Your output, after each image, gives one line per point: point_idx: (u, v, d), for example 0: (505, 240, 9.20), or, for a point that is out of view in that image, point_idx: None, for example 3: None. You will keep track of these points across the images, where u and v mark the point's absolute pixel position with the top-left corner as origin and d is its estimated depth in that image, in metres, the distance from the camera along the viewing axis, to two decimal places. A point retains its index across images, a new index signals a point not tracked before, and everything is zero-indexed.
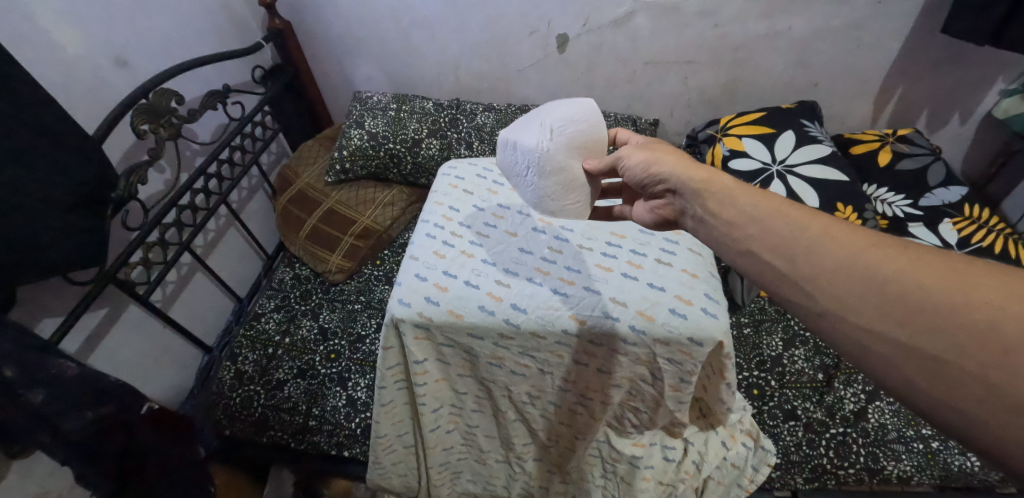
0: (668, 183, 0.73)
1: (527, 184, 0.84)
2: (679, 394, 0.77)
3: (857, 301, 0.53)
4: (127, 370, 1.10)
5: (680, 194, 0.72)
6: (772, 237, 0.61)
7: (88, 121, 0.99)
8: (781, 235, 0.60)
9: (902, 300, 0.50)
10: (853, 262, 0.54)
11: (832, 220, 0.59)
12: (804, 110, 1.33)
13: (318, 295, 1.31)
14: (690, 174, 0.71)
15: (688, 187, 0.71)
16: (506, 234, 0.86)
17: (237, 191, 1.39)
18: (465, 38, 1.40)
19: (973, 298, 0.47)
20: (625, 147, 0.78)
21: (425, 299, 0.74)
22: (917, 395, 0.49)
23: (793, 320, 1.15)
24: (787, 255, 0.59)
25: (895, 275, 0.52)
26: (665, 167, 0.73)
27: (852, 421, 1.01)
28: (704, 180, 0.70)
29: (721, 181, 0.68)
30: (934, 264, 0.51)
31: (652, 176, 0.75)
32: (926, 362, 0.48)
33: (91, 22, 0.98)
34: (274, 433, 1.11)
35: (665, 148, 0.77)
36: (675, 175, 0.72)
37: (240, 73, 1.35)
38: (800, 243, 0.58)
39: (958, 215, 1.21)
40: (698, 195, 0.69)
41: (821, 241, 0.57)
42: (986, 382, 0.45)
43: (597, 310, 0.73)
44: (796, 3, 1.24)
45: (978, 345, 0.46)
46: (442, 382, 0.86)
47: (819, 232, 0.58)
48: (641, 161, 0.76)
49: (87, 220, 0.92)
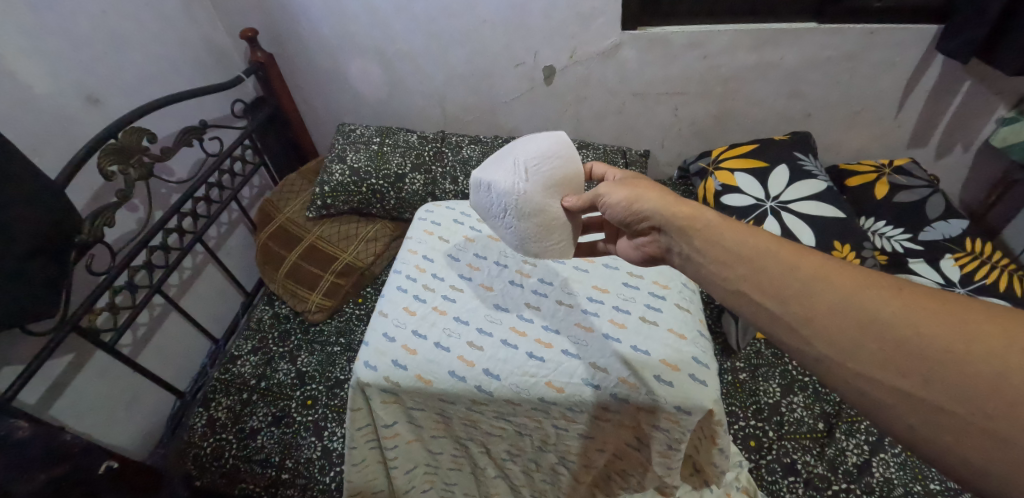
0: (652, 221, 0.66)
1: (505, 225, 0.79)
2: (668, 460, 0.70)
3: (858, 362, 0.47)
4: (92, 420, 1.03)
5: (665, 232, 0.65)
6: (765, 278, 0.54)
7: (54, 162, 0.95)
8: (773, 276, 0.54)
9: (901, 349, 0.45)
10: (849, 305, 0.48)
11: (824, 259, 0.53)
12: (797, 142, 1.29)
13: (297, 336, 1.25)
14: (674, 210, 0.64)
15: (673, 224, 0.64)
16: (480, 288, 0.82)
17: (215, 226, 1.36)
18: (450, 70, 1.37)
19: (975, 350, 0.42)
20: (602, 184, 0.72)
21: (392, 362, 0.71)
22: (923, 442, 0.44)
23: (790, 364, 1.10)
24: (782, 297, 0.52)
25: (894, 321, 0.46)
26: (646, 204, 0.67)
27: (855, 476, 0.94)
28: (687, 216, 0.63)
29: (707, 218, 0.62)
30: (932, 307, 0.45)
31: (633, 214, 0.68)
32: (932, 412, 0.43)
33: (59, 60, 0.95)
34: (245, 486, 1.03)
35: (643, 182, 0.70)
36: (657, 211, 0.66)
37: (219, 107, 1.33)
38: (791, 286, 0.52)
39: (960, 250, 1.15)
40: (683, 233, 0.63)
41: (814, 283, 0.51)
42: (997, 438, 0.40)
43: (576, 377, 0.69)
44: (787, 34, 1.21)
45: (986, 402, 0.41)
46: (415, 443, 0.81)
47: (809, 273, 0.52)
48: (622, 199, 0.69)
49: (50, 268, 0.86)
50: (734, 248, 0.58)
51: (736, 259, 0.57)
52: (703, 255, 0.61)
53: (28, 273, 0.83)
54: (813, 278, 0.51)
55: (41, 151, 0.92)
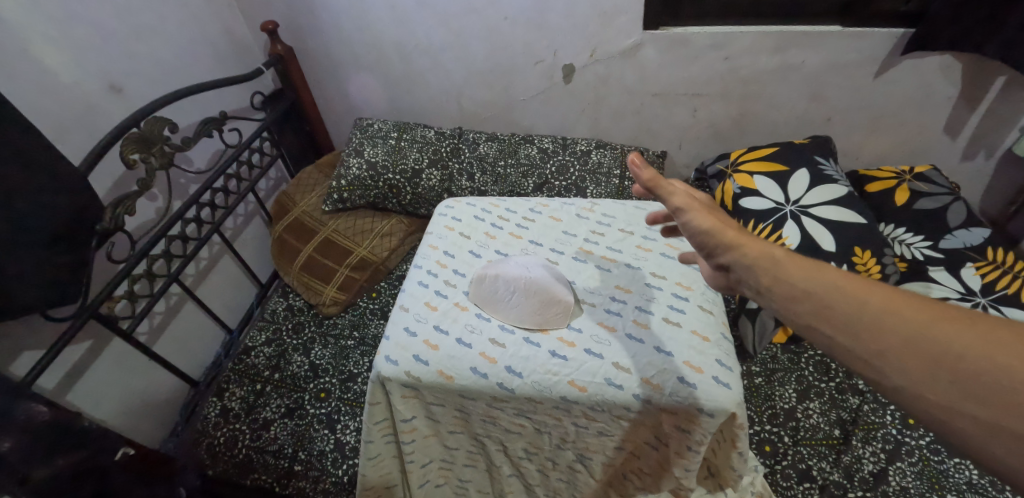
0: (727, 253, 0.57)
1: (518, 264, 0.80)
2: (687, 462, 0.71)
3: (940, 395, 0.41)
4: (107, 407, 1.04)
5: (736, 268, 0.56)
6: (832, 312, 0.47)
7: (78, 149, 0.95)
8: (838, 310, 0.47)
9: (975, 384, 0.40)
10: (924, 338, 0.43)
11: (891, 288, 0.46)
12: (818, 146, 1.28)
13: (311, 328, 1.26)
14: (755, 247, 0.56)
15: (747, 261, 0.55)
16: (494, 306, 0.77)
17: (232, 217, 1.36)
18: (469, 66, 1.37)
19: None
20: (687, 194, 0.61)
21: (413, 357, 0.71)
22: (1008, 472, 0.39)
23: (806, 370, 1.10)
24: (849, 328, 0.46)
25: (972, 353, 0.40)
26: (729, 233, 0.58)
27: (870, 485, 0.93)
28: (757, 252, 0.55)
29: (778, 255, 0.53)
30: (1012, 338, 0.40)
31: (708, 237, 0.59)
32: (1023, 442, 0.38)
33: (84, 49, 0.95)
34: (257, 477, 1.03)
35: (722, 214, 0.62)
36: (737, 243, 0.57)
37: (238, 98, 1.33)
38: (863, 319, 0.45)
39: (981, 259, 1.13)
40: (756, 270, 0.54)
41: (883, 316, 0.45)
42: None
43: (599, 376, 0.68)
44: (810, 37, 1.20)
45: None
46: (432, 439, 0.81)
47: (879, 306, 0.45)
48: (710, 223, 0.58)
49: (70, 255, 0.86)
50: (800, 284, 0.50)
51: (805, 296, 0.49)
52: (771, 296, 0.52)
53: (50, 259, 0.83)
54: (885, 312, 0.45)
55: (65, 138, 0.93)
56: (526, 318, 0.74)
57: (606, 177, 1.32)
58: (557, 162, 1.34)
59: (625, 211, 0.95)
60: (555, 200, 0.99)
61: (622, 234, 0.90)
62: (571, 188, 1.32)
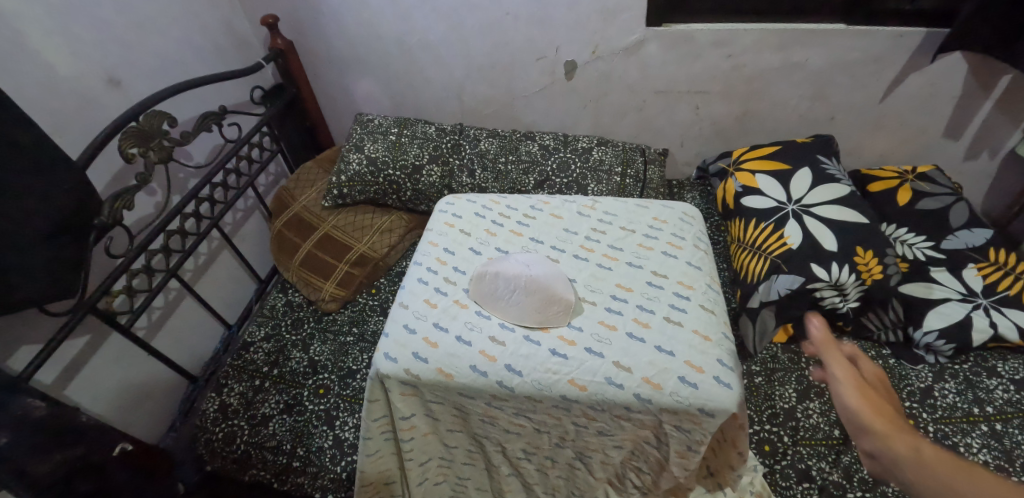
0: (870, 437, 0.59)
1: (518, 262, 0.79)
2: (687, 461, 0.71)
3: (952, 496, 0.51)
4: (105, 403, 1.04)
5: (878, 454, 0.58)
6: (909, 448, 0.56)
7: (76, 143, 0.94)
8: (915, 449, 0.55)
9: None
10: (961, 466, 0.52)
11: None
12: (820, 145, 1.28)
13: (310, 324, 1.25)
14: (896, 433, 0.58)
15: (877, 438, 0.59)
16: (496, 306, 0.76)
17: (230, 213, 1.36)
18: (470, 62, 1.36)
19: None
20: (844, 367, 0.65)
21: (413, 355, 0.71)
22: None
23: (806, 370, 1.09)
24: (920, 462, 0.54)
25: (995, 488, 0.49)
26: (879, 420, 0.59)
27: (870, 486, 0.93)
28: (904, 442, 0.57)
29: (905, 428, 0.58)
30: None
31: (855, 418, 0.61)
32: None
33: (82, 41, 0.95)
34: (256, 473, 1.03)
35: (880, 398, 0.63)
36: (884, 430, 0.59)
37: (237, 93, 1.32)
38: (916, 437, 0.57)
39: (984, 259, 1.13)
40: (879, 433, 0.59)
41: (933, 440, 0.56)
42: None
43: (599, 375, 0.68)
44: (815, 35, 1.19)
45: None
46: (431, 436, 0.81)
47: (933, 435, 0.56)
48: (860, 403, 0.61)
49: (68, 249, 0.86)
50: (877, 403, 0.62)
51: (888, 424, 0.59)
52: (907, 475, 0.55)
53: (48, 253, 0.82)
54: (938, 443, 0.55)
55: (63, 132, 0.92)
56: (526, 316, 0.73)
57: (607, 175, 1.32)
58: (559, 159, 1.33)
59: (627, 209, 0.95)
60: (556, 198, 0.98)
61: (623, 233, 0.89)
62: (573, 185, 1.31)
